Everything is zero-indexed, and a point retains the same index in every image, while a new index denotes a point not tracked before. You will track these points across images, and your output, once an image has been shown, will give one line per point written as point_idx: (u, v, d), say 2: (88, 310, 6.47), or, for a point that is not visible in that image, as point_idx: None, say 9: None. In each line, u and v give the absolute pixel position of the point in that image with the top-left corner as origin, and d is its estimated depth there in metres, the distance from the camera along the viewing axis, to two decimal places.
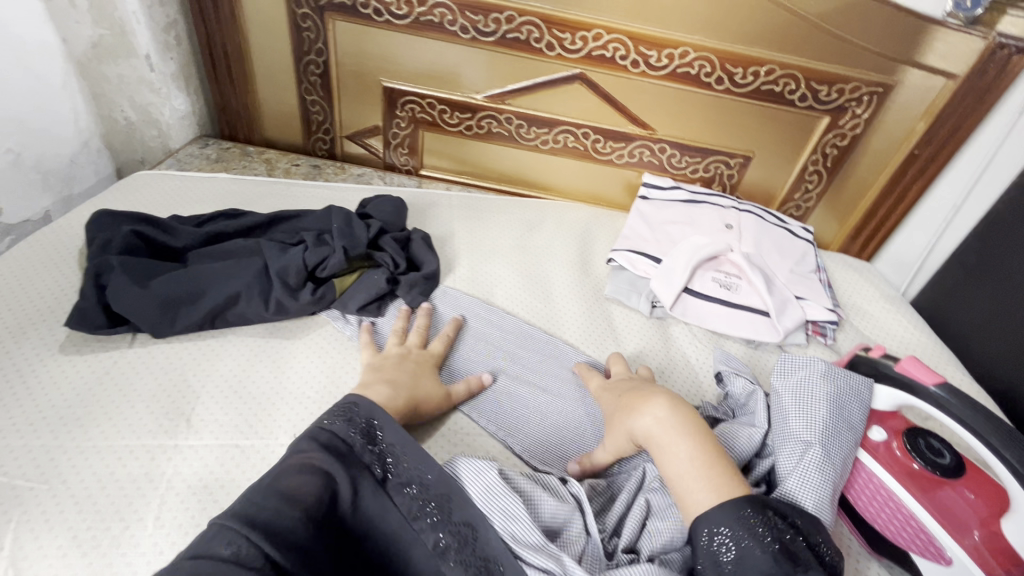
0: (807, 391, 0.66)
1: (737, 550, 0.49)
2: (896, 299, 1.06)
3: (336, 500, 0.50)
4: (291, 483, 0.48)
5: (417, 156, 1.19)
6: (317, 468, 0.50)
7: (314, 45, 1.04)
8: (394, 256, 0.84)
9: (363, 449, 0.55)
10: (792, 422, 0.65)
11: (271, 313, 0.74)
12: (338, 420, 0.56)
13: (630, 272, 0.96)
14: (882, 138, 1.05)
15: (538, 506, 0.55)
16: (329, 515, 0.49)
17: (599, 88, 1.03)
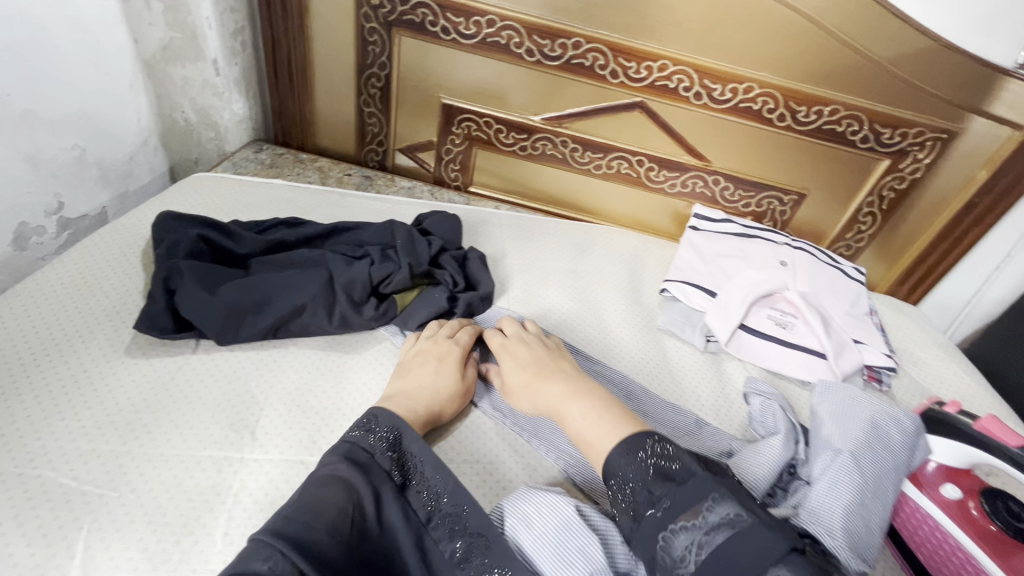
0: (842, 411, 0.69)
1: (629, 488, 0.54)
2: (949, 348, 1.04)
3: (361, 516, 0.51)
4: (316, 496, 0.50)
5: (468, 173, 1.19)
6: (339, 479, 0.52)
7: (378, 59, 1.05)
8: (454, 274, 0.84)
9: (382, 459, 0.57)
10: (826, 434, 0.67)
11: (337, 326, 0.74)
12: (356, 430, 0.59)
13: (683, 304, 0.95)
14: (942, 184, 1.04)
15: (613, 549, 0.54)
16: (356, 529, 0.50)
17: (658, 118, 1.03)
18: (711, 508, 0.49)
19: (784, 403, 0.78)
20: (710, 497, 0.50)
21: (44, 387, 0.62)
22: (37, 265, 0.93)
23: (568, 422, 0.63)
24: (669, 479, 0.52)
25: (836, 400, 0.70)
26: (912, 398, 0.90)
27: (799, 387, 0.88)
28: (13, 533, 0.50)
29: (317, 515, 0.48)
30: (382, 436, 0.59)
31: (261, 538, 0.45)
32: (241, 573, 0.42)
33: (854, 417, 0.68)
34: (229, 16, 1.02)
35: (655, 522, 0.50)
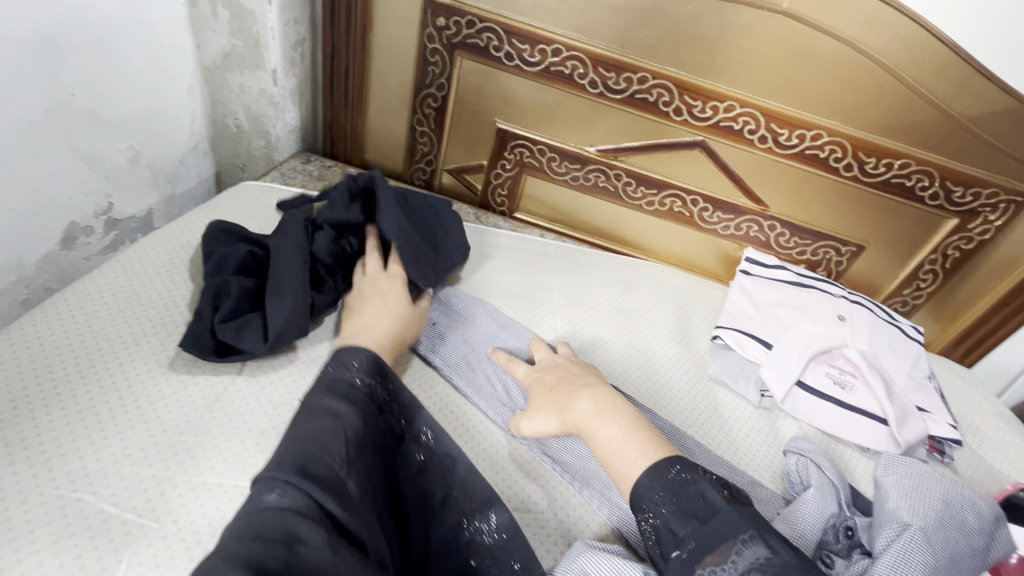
0: (910, 483, 0.65)
1: (655, 521, 0.52)
2: (1012, 419, 0.98)
3: (354, 434, 0.53)
4: (309, 426, 0.52)
5: (515, 200, 1.17)
6: (322, 409, 0.54)
7: (436, 80, 1.05)
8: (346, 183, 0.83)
9: (361, 386, 0.59)
10: (893, 504, 0.62)
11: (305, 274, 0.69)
12: (332, 364, 0.60)
13: (737, 353, 0.92)
14: (1010, 248, 1.00)
15: None
16: (351, 444, 0.52)
17: (718, 158, 1.01)
18: (741, 544, 0.47)
19: (823, 460, 0.74)
20: (740, 536, 0.48)
21: (89, 402, 0.59)
22: (82, 265, 0.91)
23: (595, 438, 0.60)
24: (696, 518, 0.50)
25: (905, 473, 0.66)
26: (975, 472, 0.85)
27: (857, 451, 0.84)
28: (50, 561, 0.47)
29: (316, 440, 0.50)
30: (360, 369, 0.60)
31: (269, 475, 0.46)
32: (255, 508, 0.43)
33: (927, 490, 0.64)
34: (292, 28, 0.99)
35: (682, 564, 0.49)
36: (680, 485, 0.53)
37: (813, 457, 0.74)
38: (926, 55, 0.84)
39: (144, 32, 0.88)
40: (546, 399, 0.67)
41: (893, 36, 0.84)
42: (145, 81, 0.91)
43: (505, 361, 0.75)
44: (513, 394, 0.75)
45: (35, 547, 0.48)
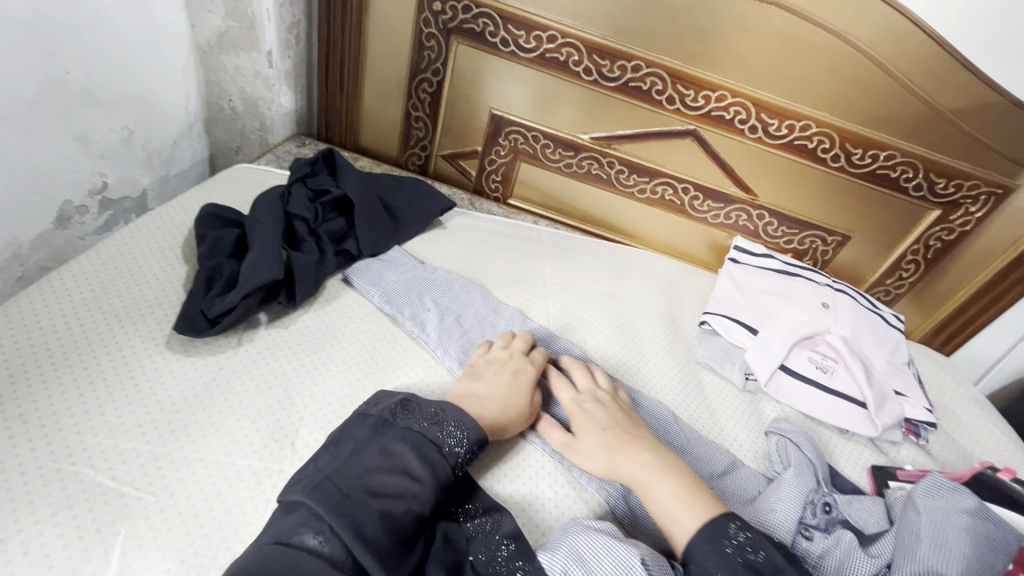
0: (947, 524, 0.57)
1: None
2: (985, 404, 1.02)
3: (418, 505, 0.53)
4: (377, 480, 0.52)
5: (509, 186, 1.18)
6: (399, 464, 0.54)
7: (432, 65, 1.05)
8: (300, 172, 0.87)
9: (449, 455, 0.57)
10: (919, 547, 0.56)
11: (278, 253, 0.69)
12: (427, 423, 0.59)
13: (723, 339, 0.94)
14: (989, 239, 1.02)
15: None
16: (411, 512, 0.52)
17: (710, 147, 1.02)
18: None
19: (803, 441, 0.76)
20: None
21: (85, 379, 0.60)
22: (76, 244, 0.92)
23: (651, 497, 0.59)
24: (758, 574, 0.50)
25: (946, 508, 0.58)
26: (949, 455, 0.88)
27: (836, 434, 0.87)
28: (50, 531, 0.48)
29: (379, 499, 0.51)
30: (467, 440, 0.58)
31: (318, 514, 0.48)
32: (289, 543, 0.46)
33: (955, 526, 0.57)
34: (288, 10, 0.99)
35: None
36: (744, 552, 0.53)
37: (801, 442, 0.76)
38: (913, 48, 0.86)
39: (139, 11, 0.88)
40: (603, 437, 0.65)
41: (882, 30, 0.85)
42: (140, 61, 0.91)
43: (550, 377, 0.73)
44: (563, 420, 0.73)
45: (34, 517, 0.49)
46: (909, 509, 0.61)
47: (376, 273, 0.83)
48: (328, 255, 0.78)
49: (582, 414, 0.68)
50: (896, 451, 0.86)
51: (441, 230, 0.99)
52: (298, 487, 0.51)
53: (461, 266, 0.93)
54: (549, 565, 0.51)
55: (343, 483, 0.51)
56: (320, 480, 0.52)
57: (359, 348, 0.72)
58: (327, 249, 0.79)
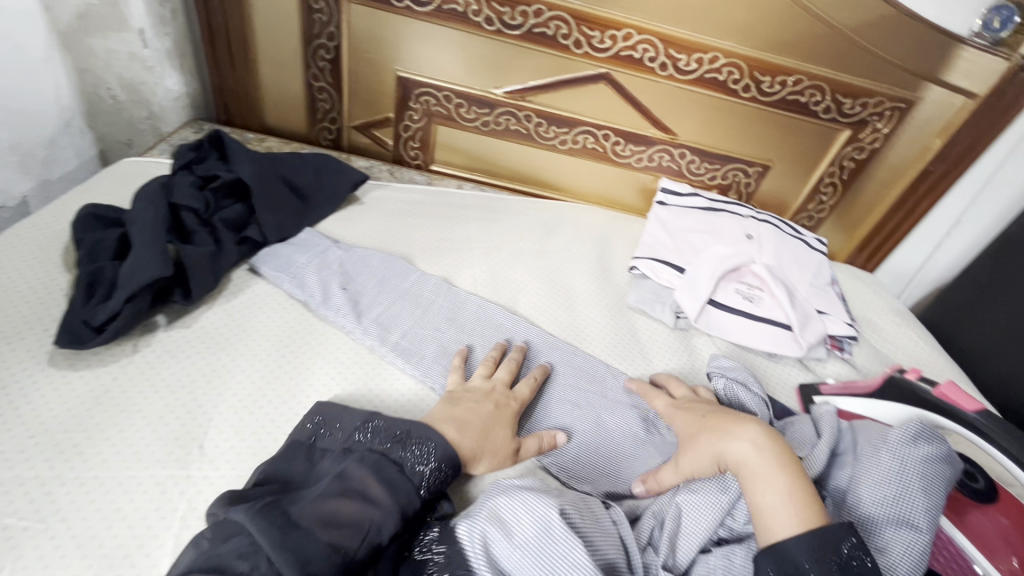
0: (923, 471, 0.59)
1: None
2: (904, 313, 1.07)
3: (376, 532, 0.49)
4: (337, 506, 0.49)
5: (429, 151, 1.13)
6: (357, 488, 0.51)
7: (325, 29, 0.98)
8: (182, 154, 0.79)
9: (411, 473, 0.54)
10: (902, 495, 0.57)
11: (165, 245, 0.65)
12: (386, 438, 0.56)
13: (653, 281, 0.94)
14: (898, 154, 1.06)
15: (596, 545, 0.50)
16: (367, 543, 0.48)
17: (623, 90, 1.00)
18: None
19: (745, 377, 0.76)
20: None
21: None
22: None
23: (755, 488, 0.54)
24: None
25: (929, 456, 0.59)
26: (872, 364, 0.93)
27: (766, 359, 0.89)
28: None
29: (336, 528, 0.47)
30: (434, 460, 0.55)
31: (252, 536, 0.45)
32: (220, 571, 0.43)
33: (924, 492, 0.57)
34: None
35: None
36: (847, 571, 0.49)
37: (732, 371, 0.78)
38: None
39: None
40: (724, 425, 0.61)
41: None
42: None
43: (645, 388, 0.73)
44: (600, 423, 0.71)
45: None
46: (893, 444, 0.61)
47: (285, 258, 0.79)
48: (228, 245, 0.74)
49: (685, 412, 0.67)
50: (823, 367, 0.90)
51: (358, 207, 0.95)
52: (238, 508, 0.47)
53: (379, 240, 0.89)
54: (467, 535, 0.48)
55: (292, 511, 0.47)
56: (268, 505, 0.48)
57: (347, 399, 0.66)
58: (226, 238, 0.74)
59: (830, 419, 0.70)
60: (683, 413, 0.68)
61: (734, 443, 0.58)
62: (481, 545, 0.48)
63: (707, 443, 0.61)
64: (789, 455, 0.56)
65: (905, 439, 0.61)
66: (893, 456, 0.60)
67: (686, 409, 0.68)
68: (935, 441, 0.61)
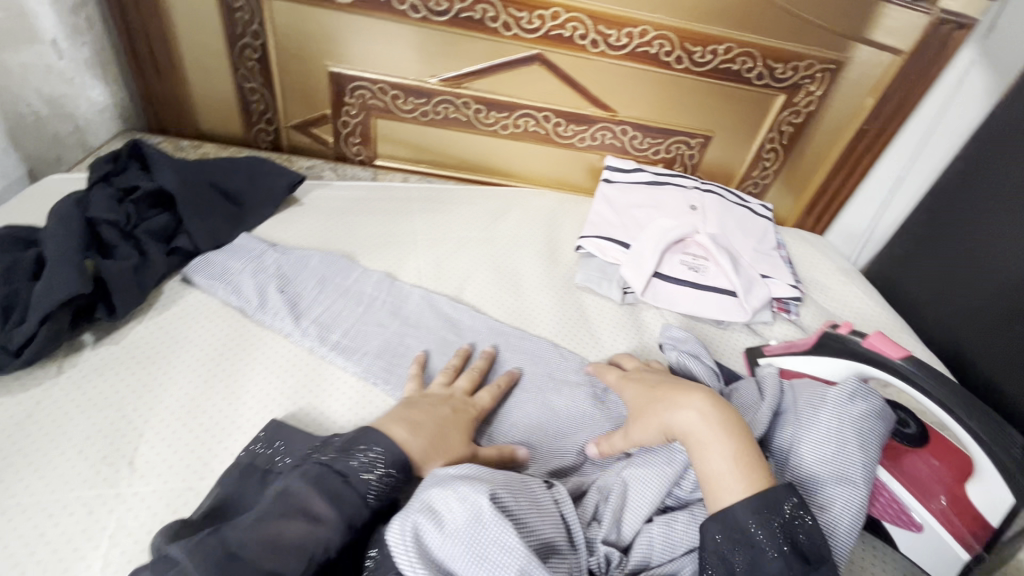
0: (866, 430, 0.60)
1: (748, 553, 0.49)
2: (852, 272, 1.09)
3: (322, 550, 0.46)
4: (277, 527, 0.45)
5: (371, 145, 1.12)
6: (299, 504, 0.48)
7: (249, 27, 0.96)
8: (99, 167, 0.76)
9: (357, 483, 0.51)
10: (846, 456, 0.59)
11: (80, 261, 0.63)
12: (331, 449, 0.53)
13: (599, 259, 0.94)
14: (834, 115, 1.07)
15: (531, 526, 0.50)
16: (312, 564, 0.46)
17: (558, 69, 1.00)
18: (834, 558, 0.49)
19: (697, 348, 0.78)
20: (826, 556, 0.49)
21: None
22: None
23: (705, 457, 0.54)
24: (806, 560, 0.49)
25: (870, 414, 0.61)
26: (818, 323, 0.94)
27: (714, 326, 0.90)
28: None
29: (278, 553, 0.44)
30: (379, 465, 0.53)
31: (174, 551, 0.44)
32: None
33: (866, 451, 0.59)
34: None
35: None
36: (794, 530, 0.50)
37: (687, 347, 0.78)
38: None
39: None
40: (668, 395, 0.61)
41: None
42: None
43: (600, 367, 0.74)
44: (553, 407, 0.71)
45: None
46: (837, 404, 0.62)
47: (218, 264, 0.77)
48: (154, 256, 0.72)
49: (635, 383, 0.67)
50: (771, 330, 0.91)
51: (297, 207, 0.93)
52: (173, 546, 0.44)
53: (318, 240, 0.88)
54: (397, 531, 0.47)
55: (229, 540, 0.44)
56: (204, 536, 0.44)
57: (287, 403, 0.65)
58: (153, 250, 0.73)
59: (772, 381, 0.70)
60: (634, 384, 0.67)
61: (681, 412, 0.58)
62: (413, 536, 0.47)
63: (655, 415, 0.60)
64: (734, 420, 0.56)
65: (843, 396, 0.61)
66: (837, 416, 0.61)
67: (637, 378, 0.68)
68: (868, 392, 0.62)
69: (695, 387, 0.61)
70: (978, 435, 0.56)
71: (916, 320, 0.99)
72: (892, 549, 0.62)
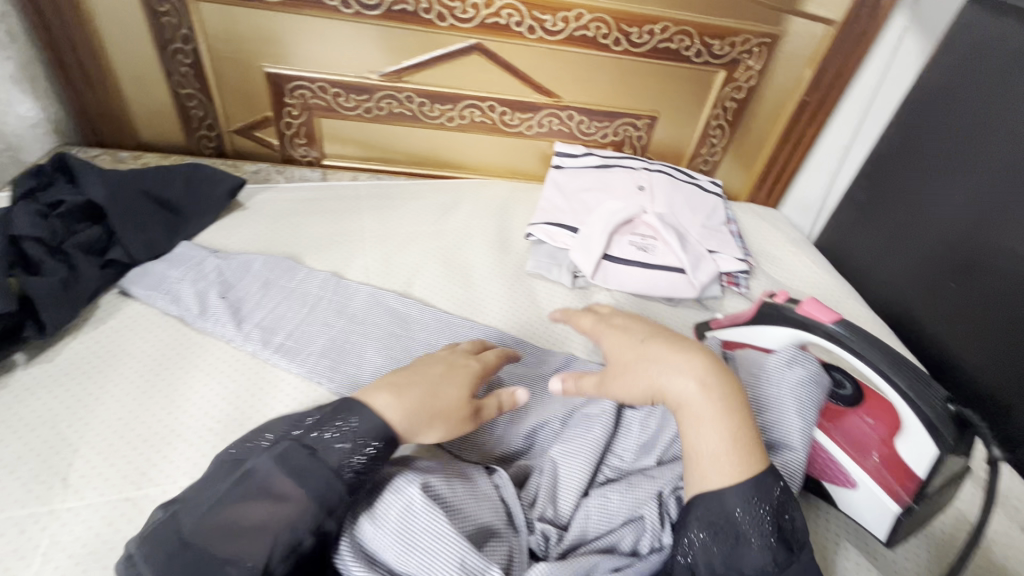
0: (801, 393, 0.61)
1: (732, 542, 0.47)
2: (801, 242, 1.11)
3: (289, 533, 0.44)
4: (238, 511, 0.43)
5: (317, 145, 1.10)
6: (263, 485, 0.45)
7: (179, 32, 0.94)
8: (25, 184, 0.75)
9: (329, 456, 0.47)
10: (779, 420, 0.61)
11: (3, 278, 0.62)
12: (307, 423, 0.50)
13: (549, 245, 0.95)
14: (775, 89, 1.09)
15: (466, 512, 0.51)
16: (280, 548, 0.43)
17: (497, 58, 1.00)
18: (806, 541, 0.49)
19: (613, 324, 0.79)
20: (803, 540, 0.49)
21: None
22: None
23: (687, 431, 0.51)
24: (790, 548, 0.47)
25: (804, 378, 0.62)
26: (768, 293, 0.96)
27: (665, 304, 0.91)
28: None
29: (238, 538, 0.42)
30: (358, 436, 0.49)
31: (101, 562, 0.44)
32: None
33: (801, 413, 0.60)
34: None
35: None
36: (780, 513, 0.48)
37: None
38: None
39: None
40: (664, 354, 0.55)
41: None
42: None
43: (569, 313, 0.71)
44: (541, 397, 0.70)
45: None
46: (773, 371, 0.63)
47: (156, 274, 0.77)
48: (85, 270, 0.71)
49: (617, 335, 0.62)
50: (721, 304, 0.93)
51: (240, 212, 0.92)
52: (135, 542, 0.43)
53: (262, 243, 0.87)
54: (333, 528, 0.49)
55: (185, 529, 0.42)
56: (162, 527, 0.43)
57: (228, 408, 0.64)
58: (83, 264, 0.72)
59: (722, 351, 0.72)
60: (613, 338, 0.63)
61: (677, 378, 0.53)
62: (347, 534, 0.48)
63: (642, 369, 0.55)
64: (733, 397, 0.51)
65: (781, 363, 0.63)
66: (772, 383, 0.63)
67: (617, 326, 0.64)
68: (804, 358, 0.64)
69: (695, 349, 0.55)
70: (903, 392, 0.57)
71: (864, 285, 1.01)
72: (829, 505, 0.65)
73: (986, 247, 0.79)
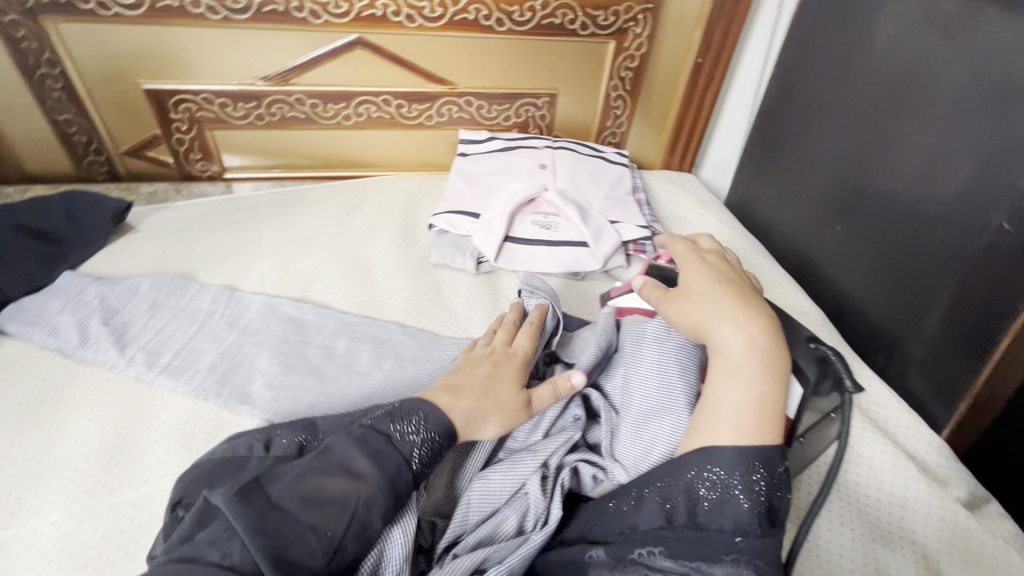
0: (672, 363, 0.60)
1: (716, 497, 0.46)
2: (712, 203, 1.12)
3: (365, 513, 0.42)
4: (319, 483, 0.42)
5: (215, 159, 1.07)
6: (341, 461, 0.44)
7: (41, 56, 0.90)
8: None
9: (401, 445, 0.46)
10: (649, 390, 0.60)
11: None
12: (381, 413, 0.49)
13: (453, 234, 0.94)
14: (667, 54, 1.09)
15: None
16: (355, 523, 0.41)
17: (382, 50, 0.98)
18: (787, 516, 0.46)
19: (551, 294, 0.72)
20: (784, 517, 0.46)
21: None
22: None
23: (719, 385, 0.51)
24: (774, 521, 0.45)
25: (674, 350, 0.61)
26: None
27: (572, 280, 0.91)
28: None
29: (317, 507, 0.41)
30: (427, 429, 0.48)
31: None
32: None
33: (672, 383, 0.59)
34: None
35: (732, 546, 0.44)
36: (773, 489, 0.46)
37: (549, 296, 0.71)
38: None
39: None
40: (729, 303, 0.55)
41: None
42: None
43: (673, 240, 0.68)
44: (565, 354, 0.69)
45: None
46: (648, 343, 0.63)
47: (34, 308, 0.74)
48: None
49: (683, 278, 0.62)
50: (627, 273, 0.93)
51: (131, 235, 0.90)
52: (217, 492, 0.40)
53: (151, 264, 0.85)
54: None
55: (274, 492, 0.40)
56: (247, 487, 0.40)
57: (108, 435, 0.63)
58: None
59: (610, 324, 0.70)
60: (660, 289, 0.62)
61: (730, 328, 0.53)
62: None
63: (702, 309, 0.56)
64: (782, 363, 0.51)
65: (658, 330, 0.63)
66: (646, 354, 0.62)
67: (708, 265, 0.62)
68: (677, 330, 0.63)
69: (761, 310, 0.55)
70: None
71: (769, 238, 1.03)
72: None
73: (868, 177, 0.79)
